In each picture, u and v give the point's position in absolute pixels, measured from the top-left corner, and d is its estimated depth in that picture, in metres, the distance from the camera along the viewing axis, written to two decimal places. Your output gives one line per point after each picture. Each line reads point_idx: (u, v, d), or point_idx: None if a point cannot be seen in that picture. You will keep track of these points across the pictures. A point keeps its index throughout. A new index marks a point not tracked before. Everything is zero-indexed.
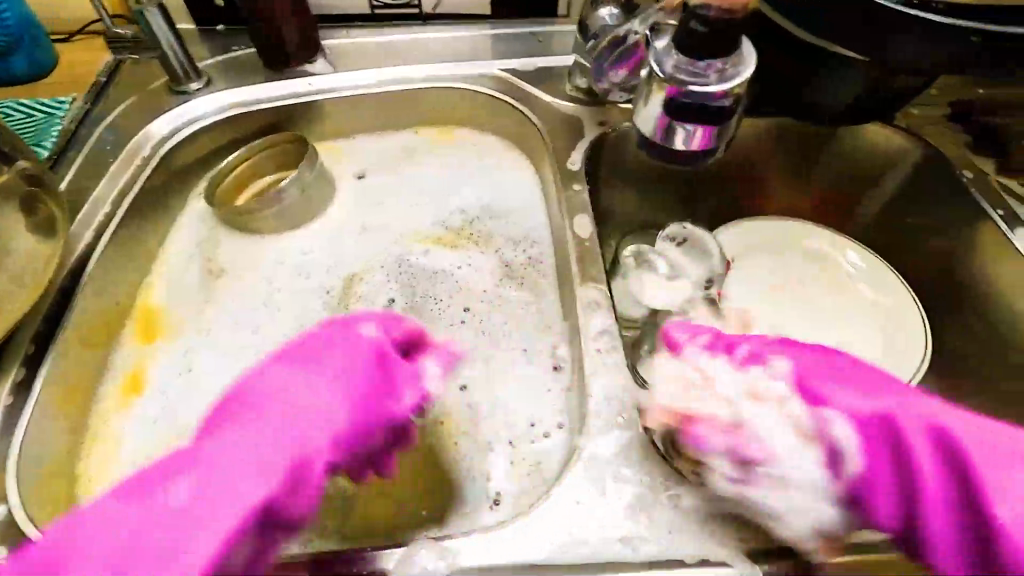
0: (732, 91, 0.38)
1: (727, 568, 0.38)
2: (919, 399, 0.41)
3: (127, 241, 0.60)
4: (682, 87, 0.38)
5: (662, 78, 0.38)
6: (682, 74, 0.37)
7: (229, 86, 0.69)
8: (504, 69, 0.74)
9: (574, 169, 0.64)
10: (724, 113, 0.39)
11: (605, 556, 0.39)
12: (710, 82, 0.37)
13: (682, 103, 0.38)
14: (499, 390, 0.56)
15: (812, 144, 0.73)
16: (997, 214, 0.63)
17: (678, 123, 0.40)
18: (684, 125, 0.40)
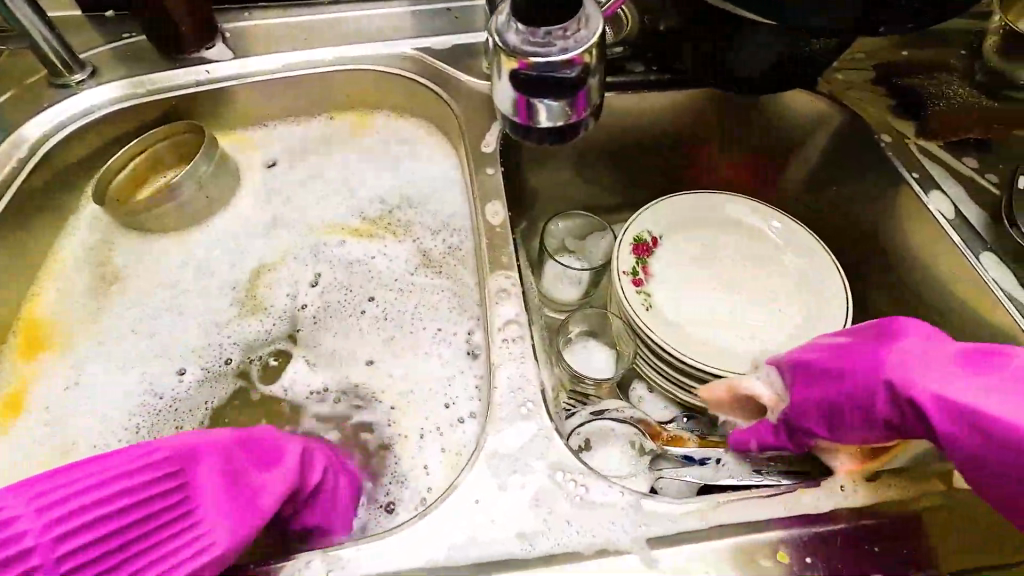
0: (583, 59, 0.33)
1: (627, 557, 0.37)
2: (914, 367, 0.35)
3: (4, 249, 0.56)
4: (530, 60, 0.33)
5: (507, 51, 0.33)
6: (528, 45, 0.33)
7: (118, 77, 0.65)
8: (418, 49, 0.70)
9: (488, 152, 0.61)
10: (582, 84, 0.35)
11: (502, 553, 0.37)
12: (559, 52, 0.33)
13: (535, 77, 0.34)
14: (416, 386, 0.55)
15: (737, 115, 0.72)
16: (914, 178, 0.62)
17: (537, 100, 0.35)
18: (543, 103, 0.35)
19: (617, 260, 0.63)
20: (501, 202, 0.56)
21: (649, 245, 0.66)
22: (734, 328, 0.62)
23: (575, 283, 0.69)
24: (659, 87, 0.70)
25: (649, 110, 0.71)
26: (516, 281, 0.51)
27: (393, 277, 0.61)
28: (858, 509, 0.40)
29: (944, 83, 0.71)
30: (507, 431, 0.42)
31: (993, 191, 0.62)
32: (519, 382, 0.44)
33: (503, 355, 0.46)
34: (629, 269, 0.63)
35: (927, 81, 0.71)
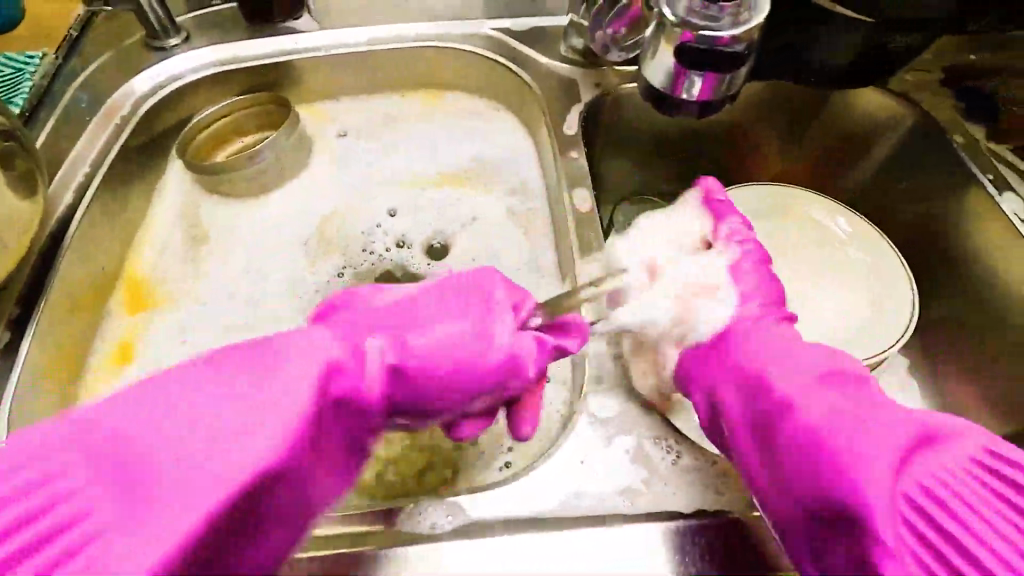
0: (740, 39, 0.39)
1: (724, 514, 0.41)
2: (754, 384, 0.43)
3: (108, 204, 0.58)
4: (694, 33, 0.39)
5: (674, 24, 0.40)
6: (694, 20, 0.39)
7: (210, 43, 0.66)
8: (497, 29, 0.71)
9: (571, 134, 0.63)
10: (735, 59, 0.40)
11: (606, 508, 0.41)
12: (723, 27, 0.38)
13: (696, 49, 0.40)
14: None
15: (806, 110, 0.73)
16: (987, 178, 0.63)
17: (690, 71, 0.41)
18: (696, 73, 0.41)
19: None
20: (589, 188, 0.57)
21: None
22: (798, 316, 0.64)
23: None
24: None
25: None
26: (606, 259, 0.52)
27: (471, 253, 0.63)
28: None
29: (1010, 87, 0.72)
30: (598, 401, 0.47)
31: None
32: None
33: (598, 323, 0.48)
34: None
35: (997, 85, 0.72)
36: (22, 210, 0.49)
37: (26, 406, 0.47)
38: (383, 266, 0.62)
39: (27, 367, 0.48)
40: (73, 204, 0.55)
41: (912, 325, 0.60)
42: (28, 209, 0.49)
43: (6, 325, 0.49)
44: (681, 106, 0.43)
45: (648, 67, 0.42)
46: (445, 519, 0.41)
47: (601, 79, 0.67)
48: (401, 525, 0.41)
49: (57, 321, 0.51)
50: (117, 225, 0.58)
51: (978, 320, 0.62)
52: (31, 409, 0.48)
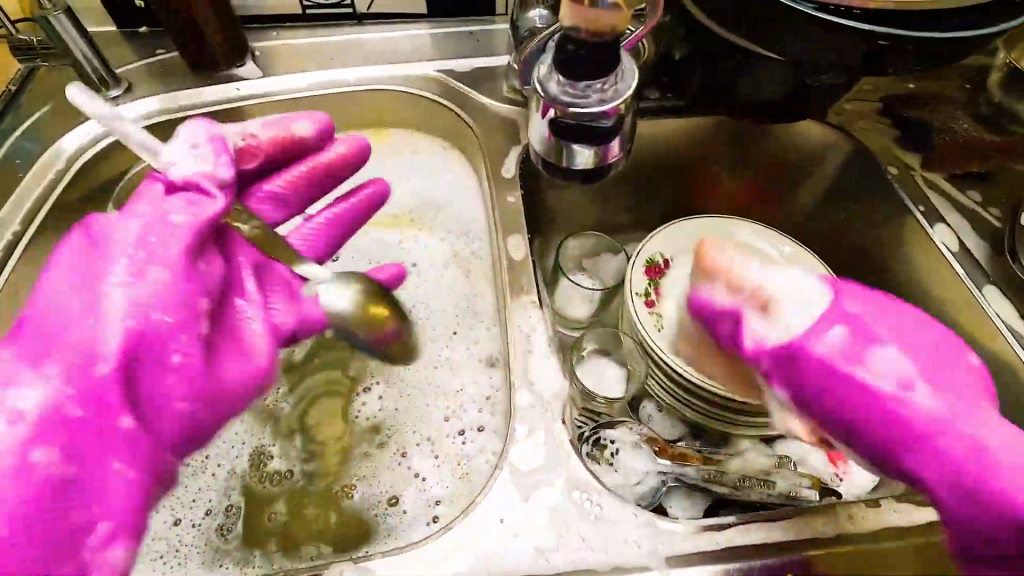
0: (618, 110, 0.36)
1: (647, 572, 0.40)
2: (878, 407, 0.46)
3: (41, 257, 0.58)
4: (564, 110, 0.35)
5: (544, 97, 0.36)
6: (563, 96, 0.35)
7: (151, 92, 0.67)
8: (440, 71, 0.72)
9: (508, 176, 0.63)
10: (609, 133, 0.37)
11: (523, 568, 0.39)
12: (592, 106, 0.35)
13: (566, 123, 0.36)
14: (430, 397, 0.56)
15: (748, 141, 0.74)
16: (919, 209, 0.64)
17: (566, 142, 0.38)
18: (571, 145, 0.37)
19: (629, 283, 0.65)
20: (522, 234, 0.57)
21: (660, 268, 0.68)
22: None
23: (588, 301, 0.70)
24: (673, 112, 0.72)
25: (662, 134, 0.73)
26: (537, 304, 0.52)
27: (412, 296, 0.63)
28: None
29: (947, 115, 0.73)
30: (529, 438, 0.44)
31: (994, 224, 0.63)
32: (537, 399, 0.46)
33: (526, 369, 0.48)
34: (642, 290, 0.66)
35: (933, 113, 0.73)
36: None
37: None
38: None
39: None
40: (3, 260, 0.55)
41: None
42: None
43: None
44: (574, 172, 0.40)
45: (534, 135, 0.39)
46: None
47: None
48: None
49: None
50: None
51: None
52: None
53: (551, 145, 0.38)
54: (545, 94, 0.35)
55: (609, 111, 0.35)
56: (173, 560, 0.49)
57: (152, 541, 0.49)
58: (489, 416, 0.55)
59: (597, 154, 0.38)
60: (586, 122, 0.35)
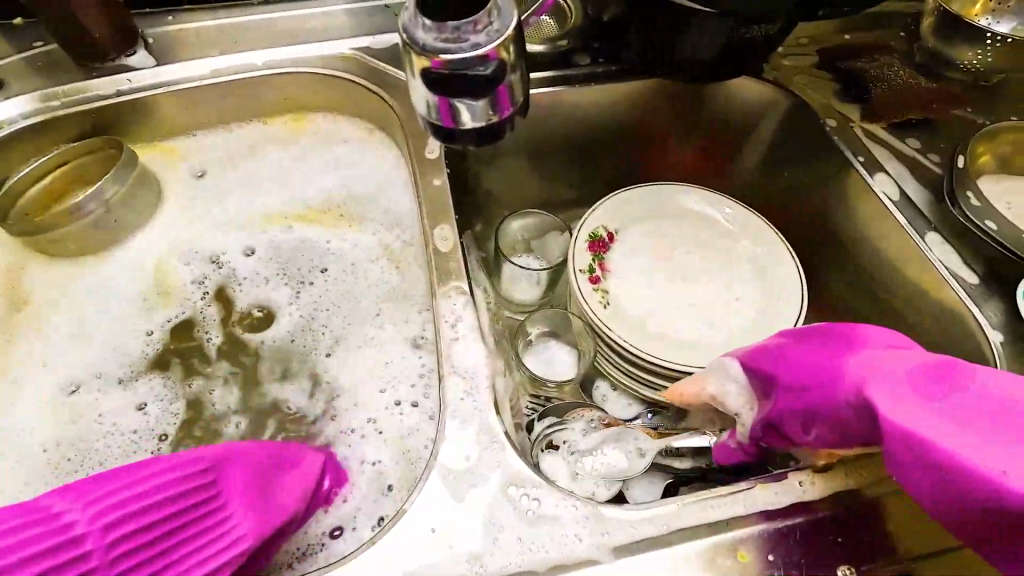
0: (500, 53, 0.32)
1: (594, 564, 0.36)
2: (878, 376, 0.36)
3: None
4: (438, 57, 0.31)
5: (416, 48, 0.32)
6: (436, 43, 0.31)
7: (28, 88, 0.60)
8: (355, 48, 0.67)
9: (433, 157, 0.59)
10: (496, 81, 0.33)
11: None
12: (468, 48, 0.31)
13: (444, 74, 0.32)
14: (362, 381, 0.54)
15: (687, 104, 0.71)
16: (859, 160, 0.62)
17: (451, 100, 0.34)
18: (457, 101, 0.34)
19: (572, 258, 0.62)
20: (451, 221, 0.53)
21: (605, 241, 0.65)
22: (692, 317, 0.62)
23: (534, 283, 0.67)
24: (607, 77, 0.68)
25: (598, 102, 0.69)
26: (465, 291, 0.48)
27: (340, 294, 0.59)
28: (816, 500, 0.39)
29: (884, 64, 0.72)
30: (453, 432, 0.41)
31: (934, 169, 0.62)
32: (469, 389, 0.43)
33: (454, 358, 0.44)
34: (586, 266, 0.63)
35: (870, 63, 0.72)
36: None
37: None
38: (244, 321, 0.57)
39: None
40: None
41: (800, 320, 0.59)
42: None
43: None
44: (467, 134, 0.36)
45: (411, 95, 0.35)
46: None
47: None
48: None
49: None
50: None
51: (866, 302, 0.61)
52: None
53: (435, 105, 0.35)
54: (412, 43, 0.32)
55: (485, 53, 0.32)
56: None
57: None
58: (427, 404, 0.52)
59: (484, 109, 0.35)
60: (462, 71, 0.32)
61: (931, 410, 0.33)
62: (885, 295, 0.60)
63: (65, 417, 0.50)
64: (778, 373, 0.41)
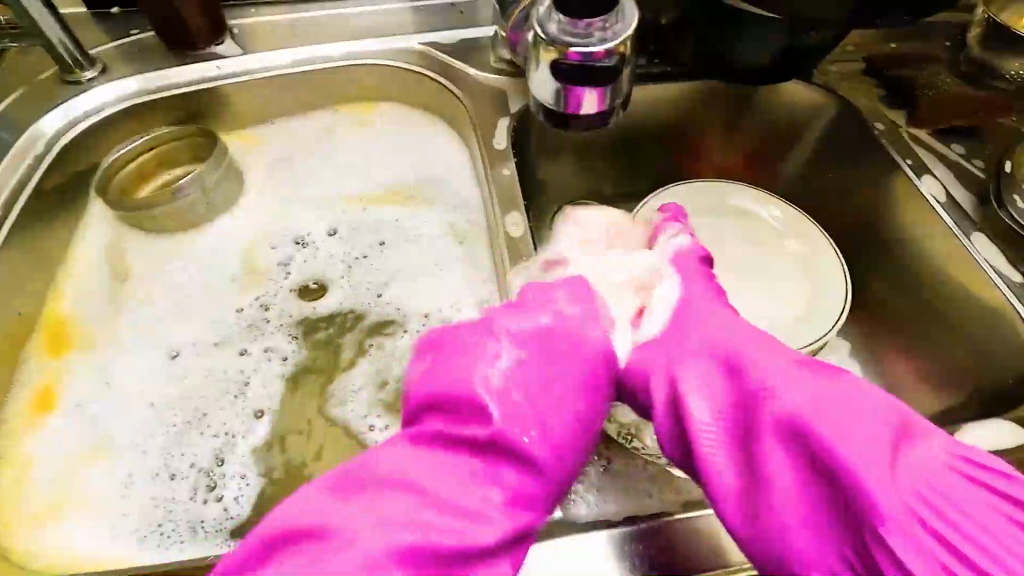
0: (617, 50, 0.42)
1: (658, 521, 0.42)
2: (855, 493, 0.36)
3: (26, 244, 0.56)
4: (569, 49, 0.41)
5: (548, 42, 0.42)
6: (567, 38, 0.41)
7: (129, 73, 0.65)
8: (424, 43, 0.71)
9: (500, 148, 0.62)
10: (612, 73, 0.43)
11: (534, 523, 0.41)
12: (594, 44, 0.41)
13: (571, 65, 0.42)
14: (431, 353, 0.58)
15: (737, 106, 0.74)
16: (907, 163, 0.65)
17: (570, 87, 0.44)
18: (576, 88, 0.43)
19: None
20: (521, 210, 0.56)
21: None
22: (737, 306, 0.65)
23: None
24: (661, 77, 0.72)
25: (651, 101, 0.73)
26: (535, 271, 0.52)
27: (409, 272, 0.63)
28: None
29: (930, 72, 0.74)
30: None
31: (979, 174, 0.64)
32: None
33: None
34: None
35: (916, 71, 0.74)
36: None
37: None
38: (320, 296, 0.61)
39: None
40: None
41: (843, 314, 0.61)
42: None
43: None
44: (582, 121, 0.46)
45: (538, 90, 0.44)
46: None
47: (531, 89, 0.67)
48: None
49: None
50: (36, 268, 0.57)
51: (908, 300, 0.64)
52: None
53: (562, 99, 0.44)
54: (546, 37, 0.41)
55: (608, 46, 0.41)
56: (184, 530, 0.48)
57: (150, 514, 0.49)
58: None
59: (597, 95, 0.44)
60: (586, 63, 0.42)
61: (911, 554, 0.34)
62: (928, 293, 0.62)
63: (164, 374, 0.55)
64: (761, 427, 0.38)
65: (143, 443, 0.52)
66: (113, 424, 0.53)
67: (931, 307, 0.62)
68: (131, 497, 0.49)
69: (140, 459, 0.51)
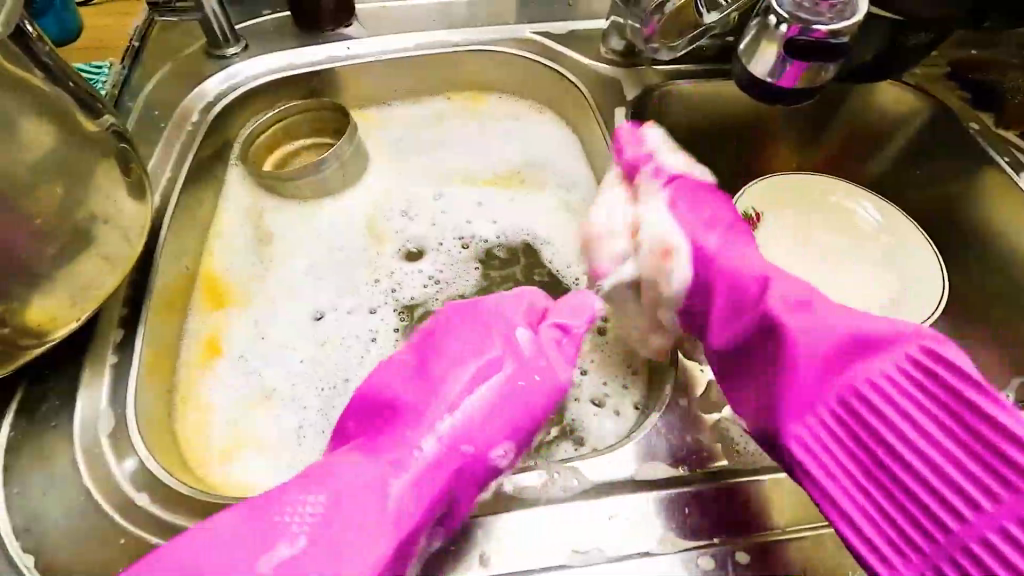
0: (848, 28, 0.45)
1: None
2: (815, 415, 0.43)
3: (191, 203, 0.58)
4: (804, 25, 0.45)
5: (786, 18, 0.45)
6: (804, 13, 0.45)
7: (267, 51, 0.68)
8: (535, 32, 0.75)
9: (623, 135, 0.65)
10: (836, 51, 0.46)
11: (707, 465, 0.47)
12: (829, 20, 0.44)
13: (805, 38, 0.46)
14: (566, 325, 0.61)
15: (830, 104, 0.77)
16: (1004, 160, 0.69)
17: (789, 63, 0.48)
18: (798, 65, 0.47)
19: None
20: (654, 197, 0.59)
21: (755, 222, 0.72)
22: (833, 292, 0.69)
23: None
24: None
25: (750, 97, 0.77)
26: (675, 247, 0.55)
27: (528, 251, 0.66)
28: None
29: (1014, 76, 0.78)
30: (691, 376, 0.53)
31: None
32: None
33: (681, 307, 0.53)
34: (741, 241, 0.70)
35: (999, 75, 0.78)
36: (141, 215, 0.45)
37: (143, 404, 0.46)
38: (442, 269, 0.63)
39: (139, 371, 0.46)
40: (161, 210, 0.55)
41: (940, 304, 0.66)
42: (143, 215, 0.45)
43: (118, 324, 0.47)
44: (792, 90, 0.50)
45: (752, 68, 0.50)
46: (573, 481, 0.45)
47: (643, 79, 0.71)
48: (530, 485, 0.45)
49: (155, 329, 0.49)
50: (198, 230, 0.59)
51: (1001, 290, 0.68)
52: (146, 406, 0.46)
53: (790, 71, 0.48)
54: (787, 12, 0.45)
55: (828, 33, 0.45)
56: None
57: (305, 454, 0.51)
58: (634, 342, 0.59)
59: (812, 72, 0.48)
60: (822, 39, 0.45)
61: (853, 448, 0.41)
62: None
63: (323, 334, 0.57)
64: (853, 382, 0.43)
65: (304, 402, 0.53)
66: (279, 377, 0.54)
67: None
68: (306, 445, 0.51)
69: (310, 412, 0.53)
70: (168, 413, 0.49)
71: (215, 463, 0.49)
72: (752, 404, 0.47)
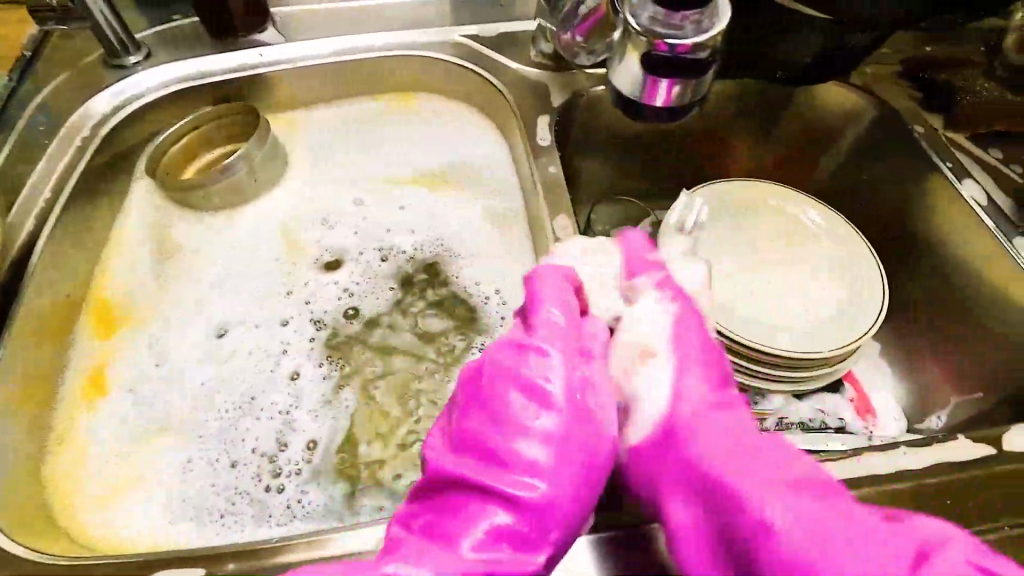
0: (708, 42, 0.45)
1: None
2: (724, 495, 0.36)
3: (75, 224, 0.56)
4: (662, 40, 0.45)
5: (643, 34, 0.45)
6: (660, 28, 0.45)
7: (173, 58, 0.65)
8: (463, 35, 0.71)
9: (545, 145, 0.61)
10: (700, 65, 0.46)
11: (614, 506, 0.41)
12: (687, 34, 0.44)
13: (665, 54, 0.46)
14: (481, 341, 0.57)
15: (772, 106, 0.74)
16: (947, 166, 0.65)
17: (657, 79, 0.48)
18: (665, 80, 0.48)
19: (665, 243, 0.65)
20: (570, 213, 0.55)
21: (694, 231, 0.68)
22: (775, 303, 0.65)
23: None
24: None
25: None
26: None
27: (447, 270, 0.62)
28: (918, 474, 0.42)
29: (969, 75, 0.74)
30: None
31: (1016, 178, 0.65)
32: None
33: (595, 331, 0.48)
34: (676, 252, 0.66)
35: (954, 73, 0.74)
36: None
37: None
38: (353, 287, 0.60)
39: None
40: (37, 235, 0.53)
41: (883, 315, 0.62)
42: None
43: None
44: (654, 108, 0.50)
45: (620, 79, 0.50)
46: None
47: (572, 83, 0.67)
48: None
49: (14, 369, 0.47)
50: (85, 251, 0.56)
51: (948, 303, 0.64)
52: None
53: (652, 86, 0.48)
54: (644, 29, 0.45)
55: (690, 47, 0.45)
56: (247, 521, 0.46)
57: (216, 499, 0.46)
58: None
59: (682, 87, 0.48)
60: (682, 54, 0.45)
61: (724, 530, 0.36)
62: (973, 297, 0.62)
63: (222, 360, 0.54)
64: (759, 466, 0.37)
65: (195, 436, 0.49)
66: (170, 409, 0.50)
67: (973, 310, 0.62)
68: (194, 482, 0.47)
69: (204, 444, 0.49)
70: (38, 457, 0.47)
71: (89, 511, 0.45)
72: (676, 472, 0.38)
